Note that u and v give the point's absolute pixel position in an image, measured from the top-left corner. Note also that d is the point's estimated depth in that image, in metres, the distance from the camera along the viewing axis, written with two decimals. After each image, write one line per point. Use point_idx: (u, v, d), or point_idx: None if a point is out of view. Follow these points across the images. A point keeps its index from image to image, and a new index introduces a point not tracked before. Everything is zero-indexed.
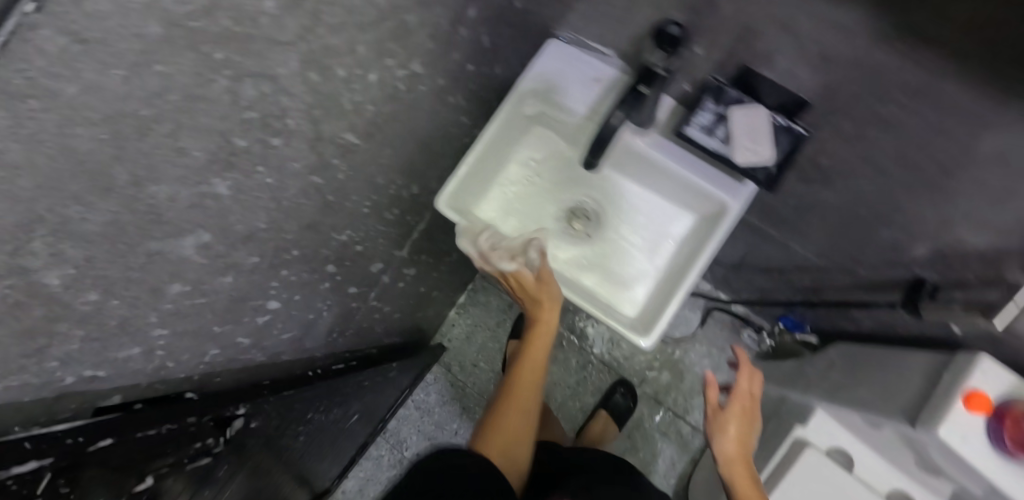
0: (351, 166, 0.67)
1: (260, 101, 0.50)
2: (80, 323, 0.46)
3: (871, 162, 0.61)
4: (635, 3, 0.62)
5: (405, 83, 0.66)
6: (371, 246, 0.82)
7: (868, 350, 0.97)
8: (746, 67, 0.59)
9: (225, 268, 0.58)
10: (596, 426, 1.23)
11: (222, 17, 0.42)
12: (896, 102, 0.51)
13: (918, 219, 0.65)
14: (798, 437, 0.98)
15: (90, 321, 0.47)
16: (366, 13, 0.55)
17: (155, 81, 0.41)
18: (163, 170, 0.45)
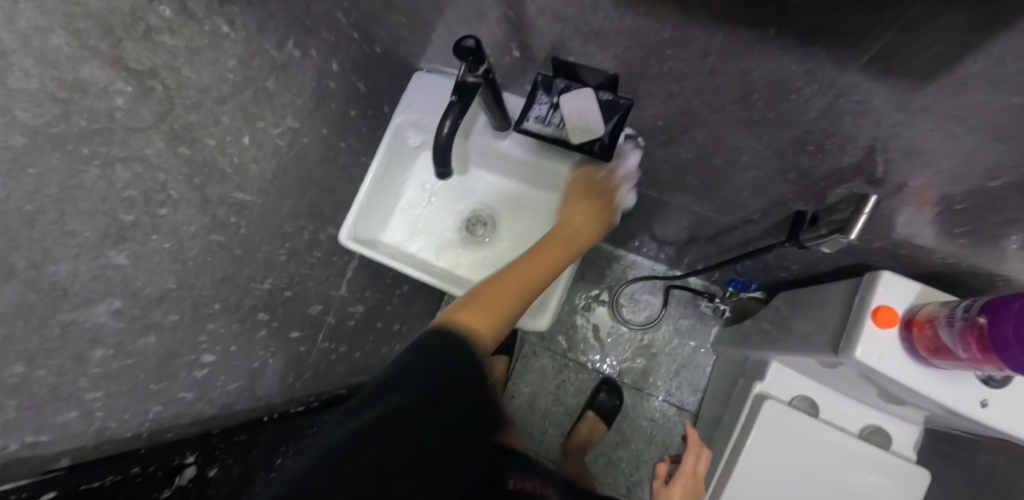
0: (252, 220, 0.76)
1: (137, 180, 0.60)
2: (11, 394, 0.53)
3: (694, 115, 0.67)
4: (456, 28, 0.71)
5: (285, 139, 0.76)
6: (301, 290, 0.90)
7: (801, 290, 0.98)
8: (557, 56, 0.66)
9: (147, 329, 0.67)
10: (583, 427, 1.23)
11: (80, 121, 0.53)
12: (672, 58, 0.57)
13: (759, 155, 0.70)
14: (758, 394, 0.97)
15: (20, 391, 0.54)
16: (220, 88, 0.65)
17: (29, 180, 0.51)
18: (58, 251, 0.55)
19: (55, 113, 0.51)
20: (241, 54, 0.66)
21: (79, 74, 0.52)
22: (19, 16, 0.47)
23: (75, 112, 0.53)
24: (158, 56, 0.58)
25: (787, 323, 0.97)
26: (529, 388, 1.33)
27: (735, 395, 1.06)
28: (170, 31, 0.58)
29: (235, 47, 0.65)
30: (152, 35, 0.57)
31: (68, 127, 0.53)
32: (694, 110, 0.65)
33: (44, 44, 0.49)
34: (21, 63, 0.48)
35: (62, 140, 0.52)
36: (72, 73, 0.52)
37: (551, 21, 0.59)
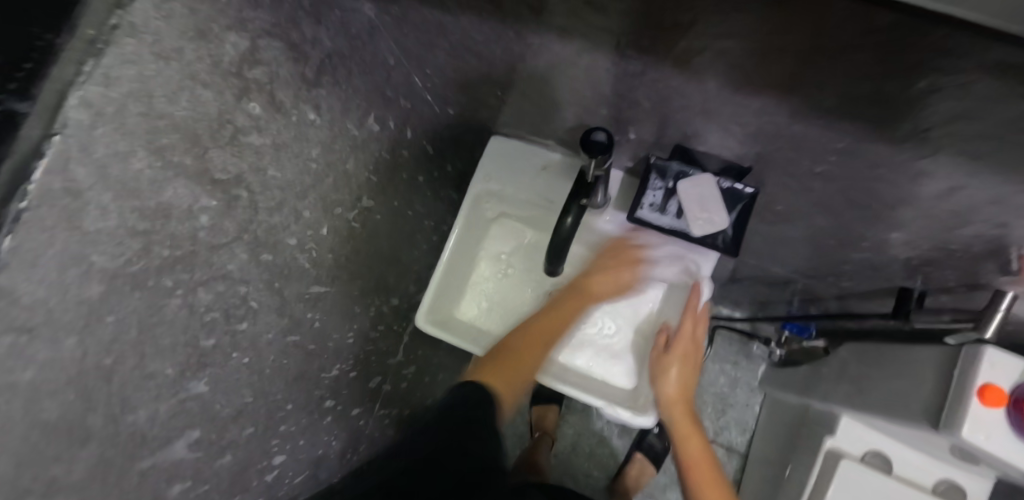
0: (326, 309, 0.68)
1: (219, 299, 0.52)
2: None
3: (825, 205, 0.62)
4: (561, 103, 0.64)
5: (360, 220, 0.68)
6: (364, 367, 0.83)
7: (874, 346, 0.91)
8: (680, 144, 0.62)
9: (222, 449, 0.59)
10: (633, 469, 1.18)
11: (162, 250, 0.45)
12: (829, 161, 0.52)
13: (884, 243, 0.65)
14: (830, 449, 0.93)
15: None
16: (304, 181, 0.56)
17: (108, 331, 0.43)
18: (136, 397, 0.47)
19: (134, 248, 0.42)
20: (325, 140, 0.57)
21: (162, 198, 0.43)
22: (95, 144, 0.38)
23: (157, 242, 0.44)
24: (243, 161, 0.49)
25: (864, 379, 0.90)
26: (571, 429, 1.25)
27: (799, 442, 1.04)
28: (256, 129, 0.49)
29: (319, 134, 0.56)
30: (238, 137, 0.48)
31: (148, 261, 0.44)
32: (832, 203, 0.61)
33: (124, 172, 0.40)
34: (99, 200, 0.39)
35: (142, 277, 0.44)
36: (155, 198, 0.43)
37: (691, 113, 0.54)
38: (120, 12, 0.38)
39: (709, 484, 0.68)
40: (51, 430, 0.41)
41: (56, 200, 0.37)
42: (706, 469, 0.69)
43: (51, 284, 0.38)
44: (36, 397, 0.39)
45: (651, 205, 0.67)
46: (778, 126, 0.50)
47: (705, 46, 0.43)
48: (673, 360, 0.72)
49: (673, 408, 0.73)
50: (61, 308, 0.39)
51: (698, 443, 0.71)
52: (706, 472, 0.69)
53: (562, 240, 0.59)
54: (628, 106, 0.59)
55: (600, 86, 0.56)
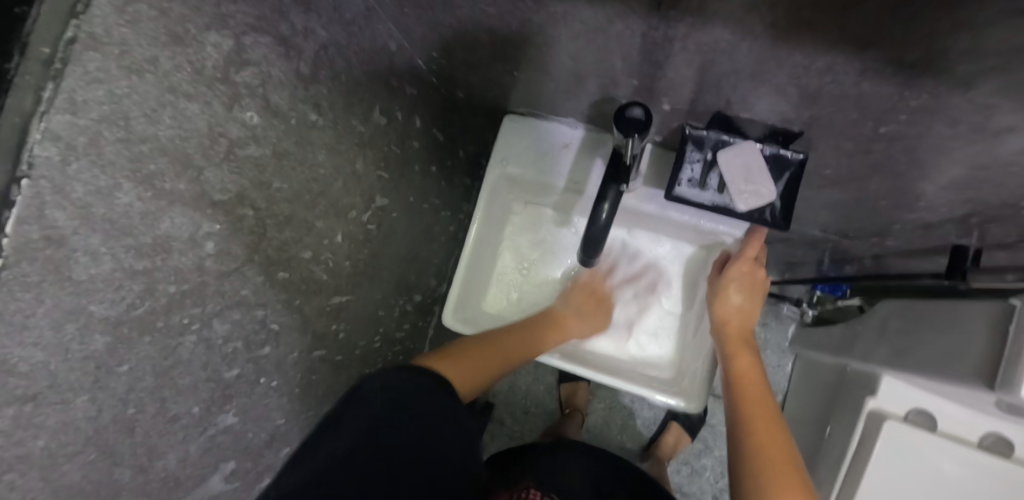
0: (349, 317, 0.65)
1: (238, 329, 0.48)
2: None
3: (880, 166, 0.57)
4: (582, 77, 0.58)
5: (373, 221, 0.64)
6: (393, 367, 0.81)
7: (912, 302, 0.85)
8: (719, 112, 0.56)
9: (259, 474, 0.57)
10: (670, 436, 1.17)
11: (168, 287, 0.40)
12: (895, 120, 0.47)
13: (940, 204, 0.60)
14: (872, 411, 0.87)
15: None
16: (311, 188, 0.52)
17: (124, 381, 0.39)
18: (163, 443, 0.44)
19: (137, 290, 0.38)
20: (329, 142, 0.53)
21: (159, 231, 0.38)
22: (72, 183, 0.32)
23: (161, 280, 0.40)
24: (244, 176, 0.44)
25: (904, 336, 0.84)
26: (603, 403, 1.23)
27: (838, 404, 0.99)
28: (253, 139, 0.44)
29: (323, 136, 0.52)
30: (235, 151, 0.42)
31: (155, 302, 0.40)
32: (888, 163, 0.56)
33: (109, 208, 0.34)
34: (87, 244, 0.34)
35: (150, 320, 0.40)
36: (151, 233, 0.38)
37: (735, 77, 0.48)
38: (75, 22, 0.30)
39: (752, 391, 0.60)
40: (78, 495, 0.38)
41: (37, 252, 0.31)
42: (755, 389, 0.60)
43: (49, 345, 0.33)
44: (54, 465, 0.36)
45: (690, 180, 0.62)
46: (838, 86, 0.45)
47: (762, 1, 0.37)
48: (732, 282, 0.68)
49: (727, 333, 0.67)
50: (64, 370, 0.35)
51: (754, 371, 0.62)
52: (757, 392, 0.60)
53: (601, 228, 0.55)
54: (659, 77, 0.53)
55: (632, 56, 0.50)
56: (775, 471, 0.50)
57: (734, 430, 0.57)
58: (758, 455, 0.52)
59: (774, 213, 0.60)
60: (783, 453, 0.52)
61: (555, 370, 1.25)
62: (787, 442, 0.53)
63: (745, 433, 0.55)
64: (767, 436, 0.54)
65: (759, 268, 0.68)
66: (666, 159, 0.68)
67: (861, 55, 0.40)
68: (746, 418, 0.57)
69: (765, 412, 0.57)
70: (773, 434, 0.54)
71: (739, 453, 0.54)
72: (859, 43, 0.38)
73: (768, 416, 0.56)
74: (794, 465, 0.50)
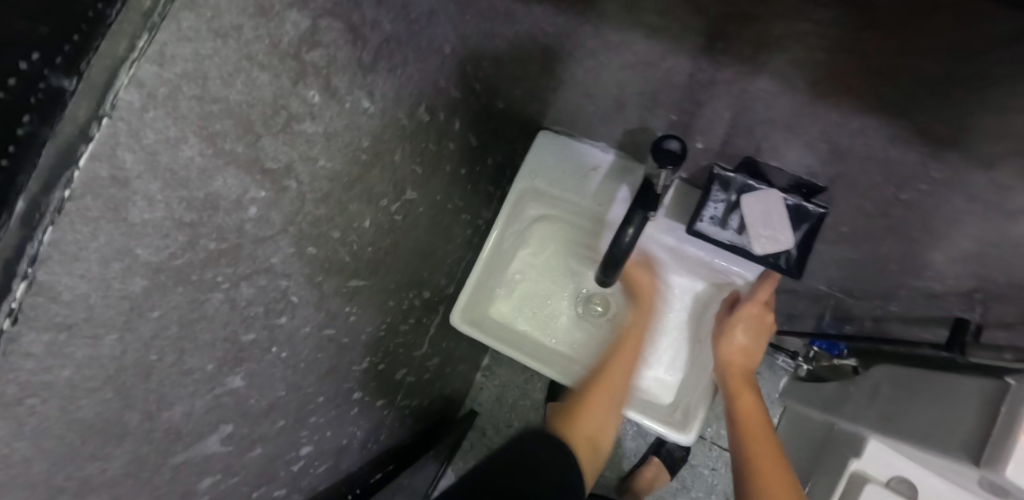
0: (361, 302, 0.67)
1: (260, 294, 0.49)
2: None
3: (896, 230, 0.59)
4: (622, 105, 0.60)
5: (400, 212, 0.66)
6: (392, 359, 0.81)
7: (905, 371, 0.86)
8: (749, 157, 0.58)
9: (252, 442, 0.58)
10: (649, 471, 1.16)
11: (208, 244, 0.42)
12: (917, 189, 0.49)
13: (947, 276, 0.62)
14: (854, 472, 0.87)
15: None
16: (351, 171, 0.54)
17: (151, 327, 0.40)
18: (173, 394, 0.45)
19: (180, 242, 0.39)
20: (375, 130, 0.55)
21: (211, 188, 0.40)
22: (145, 129, 0.34)
23: (204, 235, 0.41)
24: (295, 149, 0.46)
25: (895, 403, 0.85)
26: None
27: (821, 459, 0.99)
28: (310, 117, 0.46)
29: (371, 124, 0.54)
30: (292, 125, 0.44)
31: (194, 255, 0.41)
32: (904, 228, 0.58)
33: (173, 159, 0.36)
34: (146, 189, 0.35)
35: (186, 272, 0.41)
36: (203, 189, 0.39)
37: (771, 126, 0.51)
38: None
39: (756, 432, 0.66)
40: (88, 431, 0.39)
41: (103, 189, 0.33)
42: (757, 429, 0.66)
43: (93, 280, 0.35)
44: (73, 397, 0.37)
45: (711, 218, 0.64)
46: (868, 148, 0.47)
47: (810, 59, 0.39)
48: (737, 323, 0.70)
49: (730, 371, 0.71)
50: (102, 305, 0.36)
51: (756, 412, 0.68)
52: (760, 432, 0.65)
53: (622, 249, 0.57)
54: (698, 115, 0.55)
55: (675, 92, 0.53)
56: None
57: (741, 472, 0.63)
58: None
59: (790, 260, 0.62)
60: (789, 495, 0.58)
61: (544, 388, 1.25)
62: (790, 480, 0.60)
63: (751, 477, 0.61)
64: (771, 478, 0.60)
65: (767, 312, 0.70)
66: (690, 194, 0.70)
67: (893, 122, 0.42)
68: (751, 459, 0.63)
69: (770, 455, 0.63)
70: (777, 476, 0.60)
71: (748, 495, 0.60)
72: (893, 110, 0.41)
73: (772, 457, 0.63)
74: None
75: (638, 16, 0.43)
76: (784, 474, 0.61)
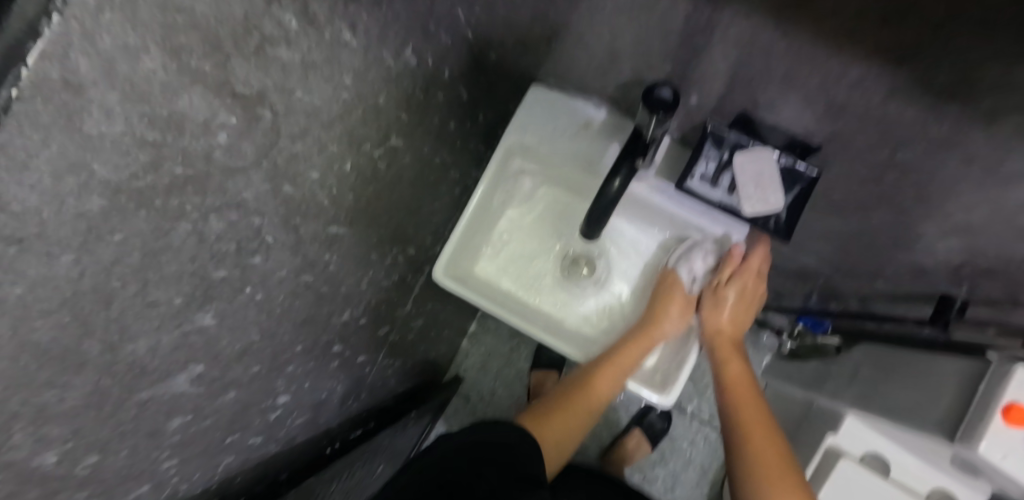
0: (341, 251, 0.65)
1: (232, 230, 0.48)
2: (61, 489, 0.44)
3: (888, 198, 0.58)
4: (617, 55, 0.58)
5: (384, 160, 0.64)
6: (374, 315, 0.81)
7: (886, 349, 0.85)
8: (744, 113, 0.56)
9: (224, 386, 0.57)
10: (630, 441, 1.17)
11: (173, 169, 0.40)
12: (914, 150, 0.48)
13: (936, 248, 0.61)
14: (829, 448, 0.88)
15: (74, 484, 0.45)
16: (332, 109, 0.52)
17: (112, 252, 0.39)
18: (137, 326, 0.44)
19: (142, 163, 0.37)
20: (358, 67, 0.53)
21: (175, 107, 0.38)
22: (101, 33, 0.31)
23: (168, 158, 0.39)
24: (268, 76, 0.43)
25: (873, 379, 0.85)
26: None
27: (799, 436, 1.00)
28: (286, 42, 0.43)
29: (353, 60, 0.52)
30: (266, 49, 0.42)
31: (157, 179, 0.39)
32: (897, 196, 0.57)
33: (133, 69, 0.34)
34: (103, 99, 0.33)
35: (149, 196, 0.39)
36: (167, 107, 0.37)
37: (769, 78, 0.49)
38: None
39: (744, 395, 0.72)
40: (44, 356, 0.38)
41: (54, 94, 0.30)
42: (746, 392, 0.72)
43: (45, 193, 0.33)
44: (26, 318, 0.35)
45: (702, 176, 0.62)
46: (866, 103, 0.45)
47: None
48: (731, 292, 0.72)
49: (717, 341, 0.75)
50: (56, 223, 0.34)
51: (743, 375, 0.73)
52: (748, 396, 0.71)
53: (608, 201, 0.56)
54: (694, 66, 0.53)
55: (671, 40, 0.51)
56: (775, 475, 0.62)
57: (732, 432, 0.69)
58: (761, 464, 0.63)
59: (778, 223, 0.61)
60: (780, 452, 0.64)
61: (529, 357, 1.25)
62: (776, 434, 0.67)
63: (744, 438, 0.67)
64: (759, 435, 0.67)
65: (760, 284, 0.74)
66: (681, 155, 0.68)
67: (896, 72, 0.40)
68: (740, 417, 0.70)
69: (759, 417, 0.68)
70: (764, 432, 0.67)
71: (739, 450, 0.67)
72: (897, 58, 0.39)
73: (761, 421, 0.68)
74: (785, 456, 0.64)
75: None
76: (770, 430, 0.67)
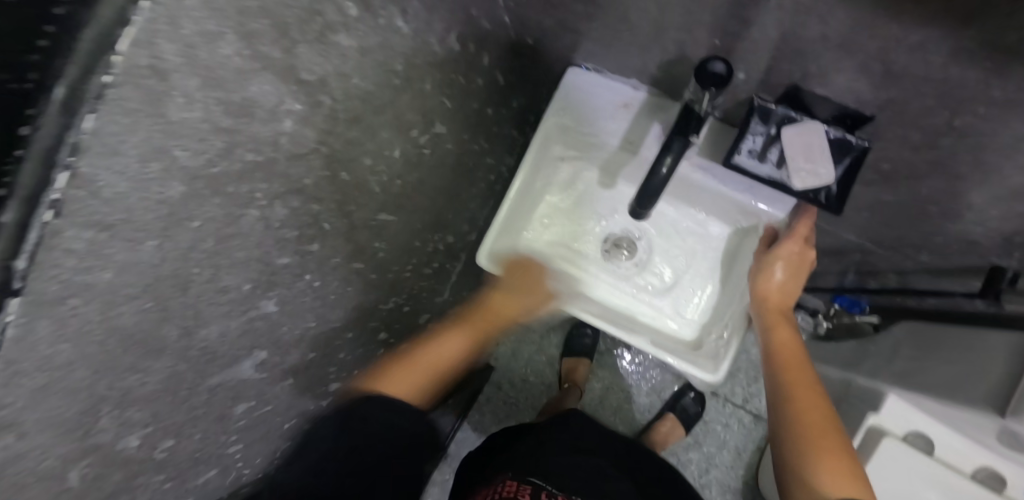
0: (388, 238, 0.66)
1: (293, 217, 0.49)
2: (140, 471, 0.46)
3: (942, 166, 0.58)
4: (661, 32, 0.58)
5: (428, 146, 0.64)
6: (416, 302, 0.81)
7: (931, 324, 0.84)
8: (794, 84, 0.56)
9: (284, 371, 0.58)
10: (664, 426, 1.17)
11: (244, 155, 0.41)
12: (973, 113, 0.47)
13: (988, 217, 0.61)
14: (871, 426, 0.84)
15: (150, 466, 0.47)
16: (382, 94, 0.52)
17: (189, 237, 0.40)
18: (210, 312, 0.45)
19: (217, 148, 0.38)
20: (407, 52, 0.53)
21: (247, 93, 0.38)
22: (184, 19, 0.32)
23: (240, 144, 0.40)
24: (329, 62, 0.44)
25: None
26: (601, 385, 1.24)
27: (840, 418, 0.98)
28: (345, 28, 0.44)
29: (403, 44, 0.52)
30: (327, 34, 0.43)
31: (230, 165, 0.40)
32: (951, 163, 0.56)
33: (211, 55, 0.35)
34: (185, 85, 0.34)
35: (223, 182, 0.40)
36: (241, 93, 0.38)
37: (824, 47, 0.48)
38: None
39: (790, 357, 0.63)
40: (128, 340, 0.39)
41: (142, 80, 0.32)
42: (795, 359, 0.62)
43: (132, 178, 0.34)
44: (114, 303, 0.37)
45: (749, 150, 0.62)
46: (927, 67, 0.45)
47: None
48: (778, 259, 0.67)
49: (766, 308, 0.68)
50: (142, 209, 0.35)
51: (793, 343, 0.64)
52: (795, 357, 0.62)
53: (660, 181, 0.56)
54: (743, 38, 0.53)
55: (720, 12, 0.50)
56: (817, 435, 0.52)
57: (776, 401, 0.59)
58: (803, 423, 0.54)
59: (829, 196, 0.60)
60: (824, 416, 0.54)
61: (560, 344, 1.26)
62: (828, 405, 0.56)
63: (787, 397, 0.58)
64: (809, 405, 0.56)
65: (809, 250, 0.67)
66: (724, 130, 0.68)
67: (959, 33, 0.40)
68: (787, 386, 0.59)
69: (805, 379, 0.59)
70: (815, 403, 0.56)
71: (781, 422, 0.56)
72: (965, 17, 0.38)
73: (810, 386, 0.58)
74: (838, 430, 0.52)
75: None
76: (822, 406, 0.56)
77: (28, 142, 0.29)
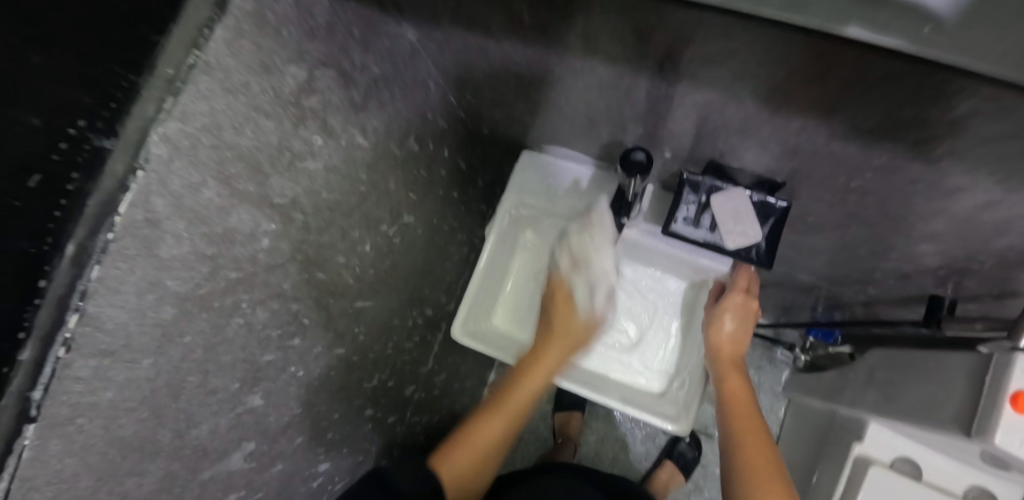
0: (368, 321, 0.72)
1: (275, 318, 0.54)
2: None
3: (855, 217, 0.64)
4: (595, 122, 0.66)
5: (397, 234, 0.71)
6: (399, 377, 0.86)
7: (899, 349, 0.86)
8: (713, 159, 0.64)
9: (272, 460, 0.61)
10: (663, 472, 1.18)
11: (228, 273, 0.47)
12: (864, 176, 0.54)
13: (910, 257, 0.67)
14: (858, 456, 0.88)
15: None
16: (350, 201, 0.60)
17: (181, 351, 0.45)
18: (200, 412, 0.49)
19: (203, 272, 0.44)
20: (369, 161, 0.61)
21: (228, 224, 0.45)
22: (172, 177, 0.39)
23: (223, 266, 0.46)
24: (299, 184, 0.51)
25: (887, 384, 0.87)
26: (596, 435, 1.26)
27: (829, 448, 1.00)
28: (311, 154, 0.52)
29: (365, 156, 0.60)
30: (295, 163, 0.50)
31: (215, 283, 0.46)
32: (862, 215, 0.63)
33: (195, 199, 0.41)
34: (174, 228, 0.40)
35: (208, 299, 0.46)
36: (222, 224, 0.45)
37: (727, 130, 0.56)
38: (196, 52, 0.38)
39: (741, 407, 0.67)
40: (129, 448, 0.43)
41: (139, 231, 0.38)
42: (745, 409, 0.66)
43: (131, 309, 0.39)
44: (116, 416, 0.41)
45: (685, 218, 0.70)
46: (814, 144, 0.52)
47: (747, 72, 0.44)
48: (726, 311, 0.72)
49: (719, 359, 0.73)
50: (139, 332, 0.40)
51: (744, 391, 0.69)
52: (746, 408, 0.66)
53: None
54: (661, 126, 0.61)
55: (638, 106, 0.58)
56: (761, 484, 0.56)
57: (726, 451, 0.63)
58: (750, 473, 0.58)
59: (761, 253, 0.68)
60: (769, 465, 0.58)
61: (551, 399, 1.28)
62: (773, 455, 0.60)
63: (737, 448, 0.62)
64: (756, 455, 0.60)
65: (751, 299, 0.72)
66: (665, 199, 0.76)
67: (831, 119, 0.47)
68: (737, 437, 0.63)
69: (754, 428, 0.64)
70: (761, 453, 0.60)
71: (732, 472, 0.60)
72: (829, 108, 0.45)
73: (758, 436, 0.63)
74: (781, 480, 0.56)
75: (594, 46, 0.49)
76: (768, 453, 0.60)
77: (42, 293, 0.35)
